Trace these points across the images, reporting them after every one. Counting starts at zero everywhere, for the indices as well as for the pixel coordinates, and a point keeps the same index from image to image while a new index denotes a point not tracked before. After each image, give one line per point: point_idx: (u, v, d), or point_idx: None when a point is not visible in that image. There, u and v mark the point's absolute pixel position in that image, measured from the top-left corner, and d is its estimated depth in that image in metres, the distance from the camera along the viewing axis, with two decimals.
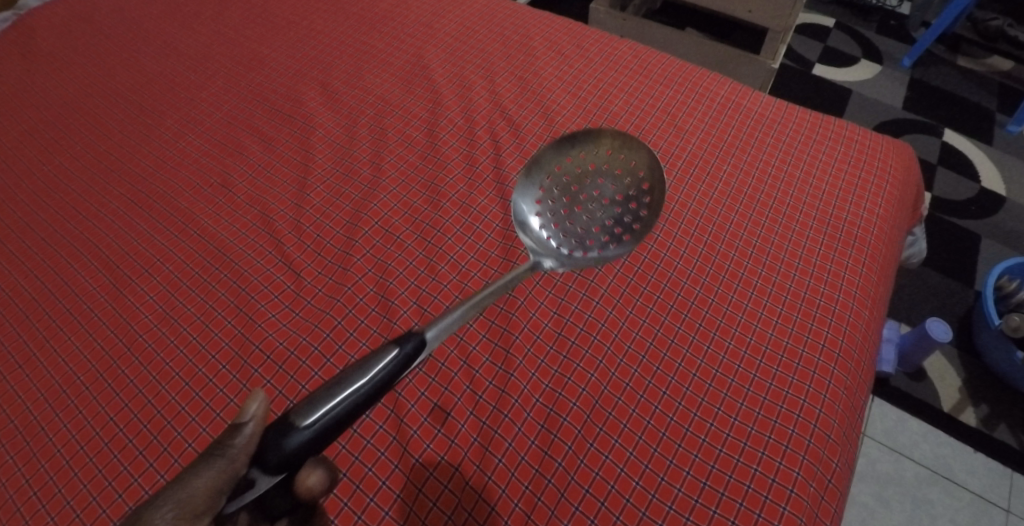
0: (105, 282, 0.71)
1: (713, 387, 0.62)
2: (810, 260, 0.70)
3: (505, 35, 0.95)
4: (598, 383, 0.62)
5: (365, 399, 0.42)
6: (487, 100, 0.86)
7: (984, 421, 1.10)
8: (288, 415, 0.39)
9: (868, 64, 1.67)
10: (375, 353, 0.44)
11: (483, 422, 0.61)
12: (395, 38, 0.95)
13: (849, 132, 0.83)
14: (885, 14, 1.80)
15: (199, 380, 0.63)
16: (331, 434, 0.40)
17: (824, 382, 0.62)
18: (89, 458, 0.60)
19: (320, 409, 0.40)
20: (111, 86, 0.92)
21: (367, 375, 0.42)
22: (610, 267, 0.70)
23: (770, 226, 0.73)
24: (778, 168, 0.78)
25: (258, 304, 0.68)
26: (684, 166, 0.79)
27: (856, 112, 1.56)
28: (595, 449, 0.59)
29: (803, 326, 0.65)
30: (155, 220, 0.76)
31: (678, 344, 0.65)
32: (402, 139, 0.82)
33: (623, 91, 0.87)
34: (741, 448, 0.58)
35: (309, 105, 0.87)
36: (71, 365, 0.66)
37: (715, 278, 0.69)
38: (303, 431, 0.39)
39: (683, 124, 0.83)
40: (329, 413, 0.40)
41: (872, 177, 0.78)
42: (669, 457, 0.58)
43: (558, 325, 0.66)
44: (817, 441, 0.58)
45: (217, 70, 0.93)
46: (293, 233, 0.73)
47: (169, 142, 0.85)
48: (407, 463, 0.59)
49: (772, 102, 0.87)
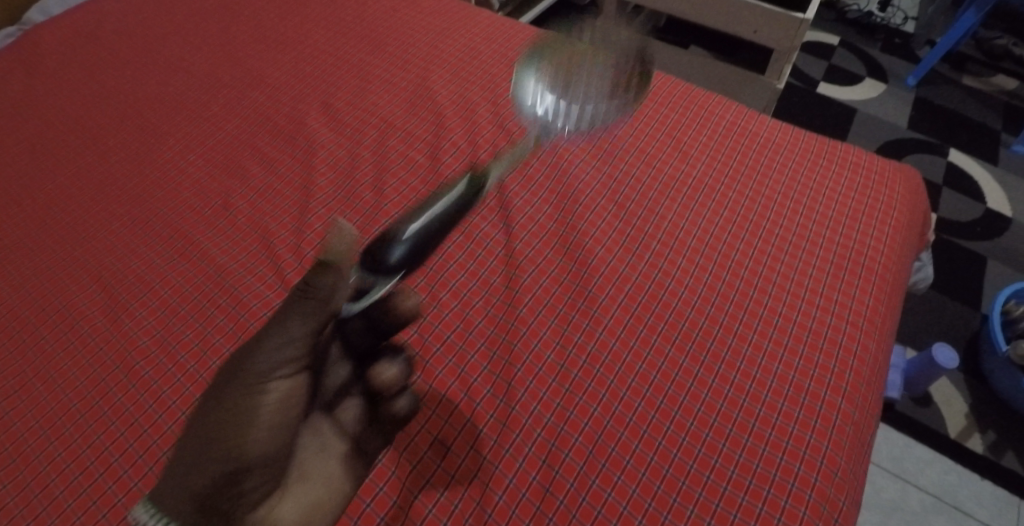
0: (103, 306, 0.70)
1: (718, 422, 0.61)
2: (816, 291, 0.69)
3: (509, 56, 0.95)
4: (601, 418, 0.61)
5: (438, 224, 0.47)
6: (491, 122, 0.86)
7: (991, 448, 1.09)
8: (388, 233, 0.45)
9: (872, 82, 1.66)
10: (437, 195, 0.49)
11: (484, 456, 0.60)
12: (399, 58, 0.95)
13: (856, 159, 0.82)
14: (890, 32, 1.80)
15: (196, 409, 0.62)
16: (427, 244, 0.47)
17: (831, 417, 0.61)
18: (82, 489, 0.58)
19: (416, 220, 0.46)
20: (114, 104, 0.92)
21: (441, 201, 0.48)
22: (614, 297, 0.69)
23: (776, 255, 0.72)
24: (785, 196, 0.78)
25: (257, 331, 0.67)
26: (689, 193, 0.78)
27: (861, 132, 1.55)
28: (597, 486, 0.58)
29: (810, 360, 0.64)
30: (155, 242, 0.76)
31: (683, 377, 0.63)
32: (404, 162, 0.82)
33: (628, 115, 0.86)
34: (746, 486, 0.57)
35: (312, 126, 0.86)
36: (67, 392, 0.65)
37: (721, 309, 0.68)
38: (406, 239, 0.44)
39: (689, 149, 0.82)
40: (424, 222, 0.46)
41: (880, 205, 0.77)
42: (672, 495, 0.57)
43: (560, 356, 0.65)
44: (825, 480, 0.57)
45: (221, 88, 0.93)
46: (293, 257, 0.73)
47: (170, 161, 0.84)
48: (406, 499, 0.58)
49: (778, 127, 0.86)
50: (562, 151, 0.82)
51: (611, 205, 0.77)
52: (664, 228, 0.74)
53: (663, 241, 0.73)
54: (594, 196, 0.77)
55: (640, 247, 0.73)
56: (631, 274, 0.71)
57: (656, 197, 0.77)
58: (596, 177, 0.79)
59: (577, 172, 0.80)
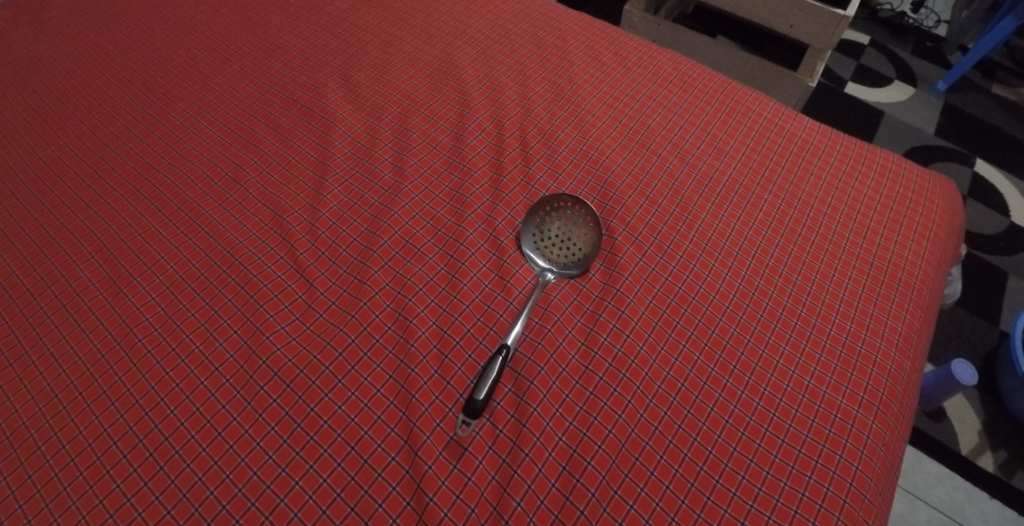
0: (105, 278, 0.67)
1: (746, 436, 0.58)
2: (851, 302, 0.66)
3: (539, 36, 0.90)
4: (626, 425, 0.58)
5: (556, 220, 0.70)
6: (518, 104, 0.82)
7: (1002, 467, 1.07)
8: (551, 225, 0.70)
9: (901, 86, 1.62)
10: (573, 215, 0.71)
11: (503, 459, 0.57)
12: (423, 31, 0.91)
13: (896, 166, 0.79)
14: (921, 34, 1.75)
15: (201, 394, 0.59)
16: (559, 222, 0.70)
17: (862, 437, 0.58)
18: (79, 472, 0.55)
19: (556, 220, 0.70)
20: (123, 63, 0.88)
21: (563, 216, 0.71)
22: (641, 297, 0.66)
23: (812, 262, 0.69)
24: (821, 202, 0.74)
25: (266, 314, 0.63)
26: (723, 193, 0.74)
27: (887, 136, 1.52)
28: (619, 496, 0.55)
29: (843, 375, 0.61)
30: (161, 213, 0.72)
31: (711, 386, 0.60)
32: (426, 142, 0.78)
33: (661, 105, 0.82)
34: (773, 505, 0.54)
35: (329, 98, 0.82)
36: (64, 368, 0.61)
37: (752, 316, 0.65)
38: (551, 228, 0.70)
39: (724, 146, 0.78)
40: (558, 224, 0.70)
41: (919, 217, 0.74)
42: (697, 511, 0.54)
43: (585, 357, 0.62)
44: (853, 502, 0.55)
45: (235, 52, 0.88)
46: (306, 237, 0.69)
47: (179, 127, 0.80)
48: (420, 501, 0.55)
49: (818, 127, 0.82)
50: (592, 140, 0.78)
51: (643, 199, 0.73)
52: (697, 227, 0.71)
53: (695, 241, 0.70)
54: (625, 189, 0.74)
55: (671, 245, 0.70)
56: (661, 273, 0.67)
57: (689, 194, 0.74)
58: (628, 169, 0.75)
59: (608, 163, 0.76)
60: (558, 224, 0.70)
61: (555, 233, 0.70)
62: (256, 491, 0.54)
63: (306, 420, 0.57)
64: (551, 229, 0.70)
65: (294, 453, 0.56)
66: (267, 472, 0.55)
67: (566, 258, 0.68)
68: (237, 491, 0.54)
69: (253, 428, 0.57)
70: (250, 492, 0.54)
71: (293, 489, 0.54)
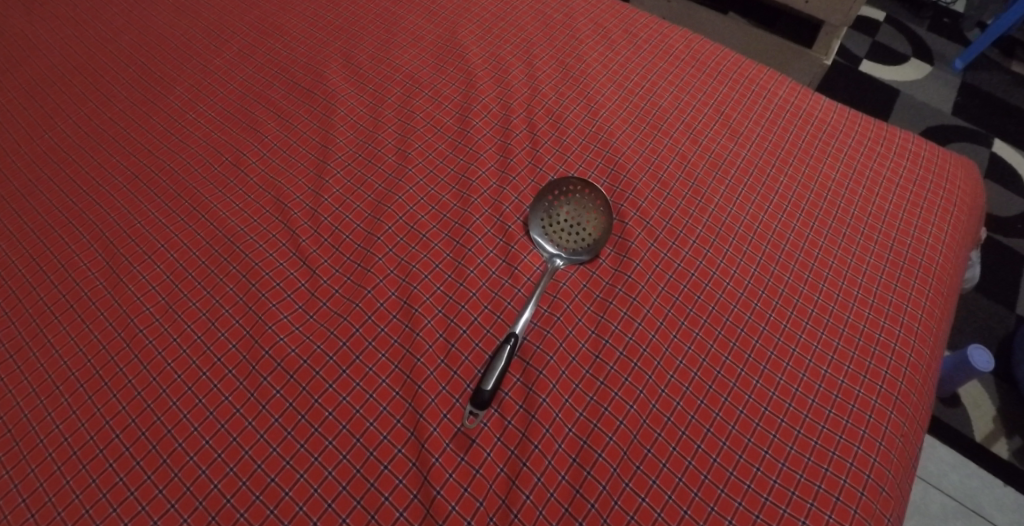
0: (105, 267, 0.65)
1: (761, 427, 0.56)
2: (870, 288, 0.64)
3: (547, 13, 0.87)
4: (637, 416, 0.56)
5: (565, 204, 0.68)
6: (525, 84, 0.79)
7: (1016, 454, 1.05)
8: (559, 210, 0.68)
9: (917, 64, 1.58)
10: (584, 200, 0.68)
11: (511, 451, 0.56)
12: (427, 10, 0.88)
13: (916, 146, 0.76)
14: (939, 10, 1.70)
15: (203, 385, 0.58)
16: (568, 207, 0.68)
17: (881, 428, 0.56)
18: (81, 465, 0.54)
19: (565, 204, 0.68)
20: (120, 47, 0.85)
21: (573, 201, 0.68)
22: (653, 285, 0.64)
23: (829, 247, 0.67)
24: (839, 185, 0.71)
25: (269, 303, 0.62)
26: (737, 176, 0.72)
27: (902, 116, 1.48)
28: (630, 489, 0.53)
29: (861, 364, 0.59)
30: (161, 200, 0.70)
31: (725, 376, 0.58)
32: (430, 124, 0.75)
33: (674, 85, 0.79)
34: (788, 498, 0.53)
35: (331, 80, 0.80)
36: (65, 359, 0.60)
37: (768, 303, 0.63)
38: (559, 212, 0.68)
39: (738, 126, 0.76)
40: (568, 208, 0.68)
41: (939, 200, 0.71)
42: (709, 504, 0.53)
43: (595, 345, 0.60)
44: (871, 494, 0.53)
45: (234, 34, 0.86)
46: (308, 223, 0.67)
47: (178, 112, 0.78)
48: (427, 494, 0.53)
49: (836, 106, 0.79)
50: (601, 121, 0.75)
51: (655, 182, 0.71)
52: (710, 211, 0.69)
53: (708, 225, 0.68)
54: (635, 172, 0.71)
55: (684, 230, 0.67)
56: (673, 259, 0.65)
57: (702, 177, 0.71)
58: (639, 152, 0.73)
59: (618, 145, 0.73)
60: (567, 208, 0.68)
61: (563, 218, 0.68)
62: (260, 485, 0.53)
63: (310, 411, 0.56)
64: (558, 213, 0.68)
65: (298, 445, 0.55)
66: (271, 465, 0.54)
67: (575, 243, 0.66)
68: (241, 484, 0.53)
69: (257, 419, 0.56)
70: (255, 485, 0.53)
71: (298, 482, 0.53)
